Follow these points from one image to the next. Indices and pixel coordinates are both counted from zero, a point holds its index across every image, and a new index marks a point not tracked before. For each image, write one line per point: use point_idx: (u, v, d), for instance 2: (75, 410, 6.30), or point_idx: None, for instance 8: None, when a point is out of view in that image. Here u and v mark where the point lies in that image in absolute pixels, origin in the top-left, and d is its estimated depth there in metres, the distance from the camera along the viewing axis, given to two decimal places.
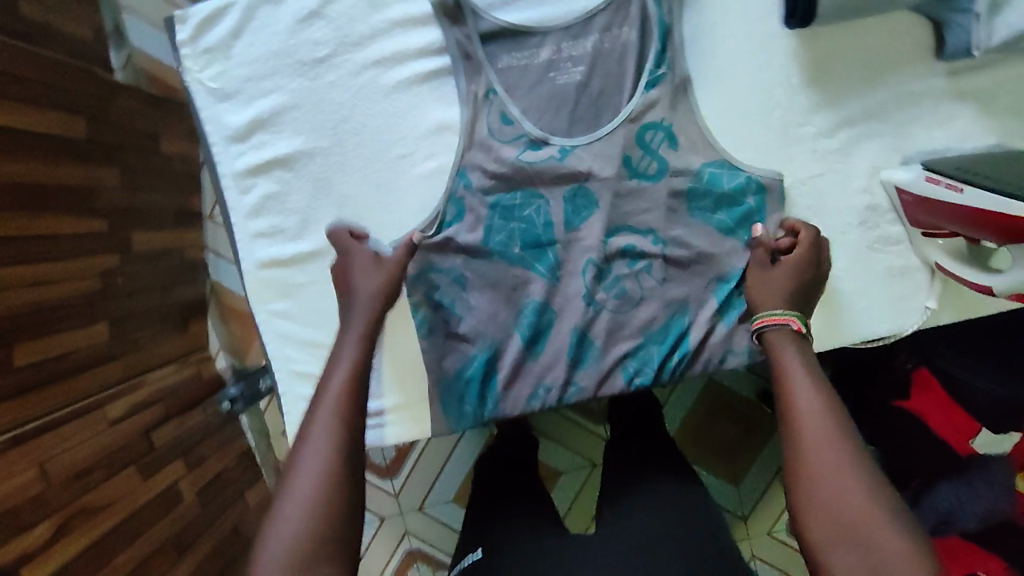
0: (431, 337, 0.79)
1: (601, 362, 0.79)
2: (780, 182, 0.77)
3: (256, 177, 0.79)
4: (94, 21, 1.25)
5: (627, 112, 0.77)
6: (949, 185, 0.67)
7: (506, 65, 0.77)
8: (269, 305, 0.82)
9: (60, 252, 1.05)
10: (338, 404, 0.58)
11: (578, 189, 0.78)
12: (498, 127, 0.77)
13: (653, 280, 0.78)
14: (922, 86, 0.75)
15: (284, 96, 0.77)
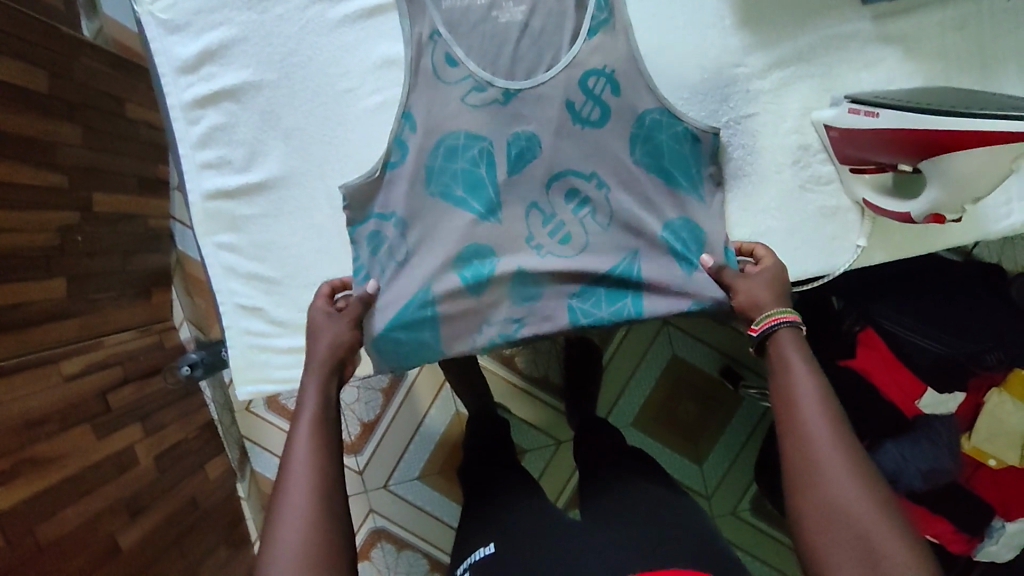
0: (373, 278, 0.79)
1: (547, 303, 0.80)
2: (714, 134, 0.79)
3: (205, 109, 0.80)
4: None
5: (570, 56, 0.78)
6: (867, 113, 0.71)
7: (450, 6, 0.79)
8: (215, 237, 0.83)
9: (17, 200, 1.05)
10: (313, 457, 0.63)
11: (521, 134, 0.79)
12: (442, 67, 0.78)
13: (598, 223, 0.80)
14: (849, 29, 0.79)
15: (233, 28, 0.79)
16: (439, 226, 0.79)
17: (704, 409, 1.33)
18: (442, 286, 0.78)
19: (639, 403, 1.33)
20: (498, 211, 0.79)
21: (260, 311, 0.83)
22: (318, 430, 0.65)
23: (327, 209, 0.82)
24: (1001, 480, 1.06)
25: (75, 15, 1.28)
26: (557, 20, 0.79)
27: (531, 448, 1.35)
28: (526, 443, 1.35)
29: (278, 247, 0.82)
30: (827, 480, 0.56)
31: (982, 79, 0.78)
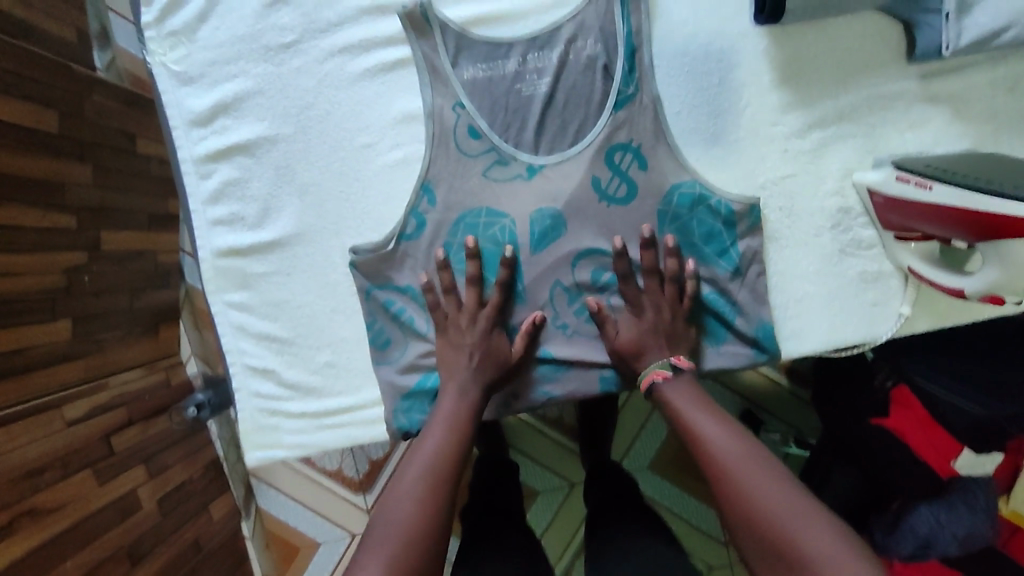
0: (388, 350, 0.77)
1: (572, 375, 0.78)
2: (758, 204, 0.76)
3: (218, 163, 0.77)
4: (79, 21, 1.24)
5: (597, 129, 0.76)
6: (919, 183, 0.67)
7: (472, 75, 0.76)
8: (225, 296, 0.79)
9: (24, 243, 1.03)
10: (433, 462, 0.61)
11: (546, 212, 0.76)
12: (465, 140, 0.76)
13: (619, 302, 0.76)
14: (894, 88, 0.75)
15: (249, 81, 0.76)
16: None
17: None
18: None
19: (655, 446, 1.24)
20: (523, 290, 0.77)
21: (271, 373, 0.80)
22: (451, 434, 0.65)
23: (343, 267, 0.78)
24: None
25: (88, 48, 1.26)
26: (584, 92, 0.76)
27: (544, 489, 1.27)
28: (538, 484, 1.28)
29: (291, 305, 0.79)
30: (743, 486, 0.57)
31: None
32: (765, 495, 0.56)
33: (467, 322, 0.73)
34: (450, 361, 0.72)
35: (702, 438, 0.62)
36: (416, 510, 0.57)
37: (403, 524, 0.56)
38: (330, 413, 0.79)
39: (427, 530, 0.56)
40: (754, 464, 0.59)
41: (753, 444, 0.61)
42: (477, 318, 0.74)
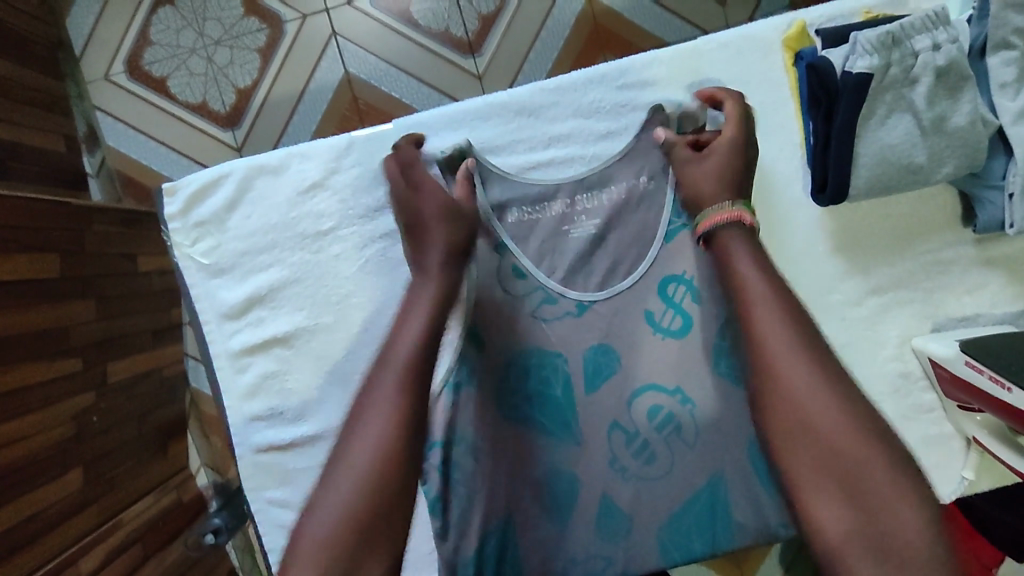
0: (443, 516, 0.74)
1: (632, 533, 0.75)
2: None
3: (253, 356, 0.73)
4: (66, 126, 1.01)
5: (645, 265, 0.73)
6: (995, 380, 0.64)
7: (518, 217, 0.72)
8: (265, 493, 0.74)
9: (32, 402, 0.83)
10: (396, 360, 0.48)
11: (598, 348, 0.74)
12: (509, 281, 0.72)
13: (677, 442, 0.74)
14: (951, 254, 0.73)
15: (284, 270, 0.72)
16: (518, 466, 0.74)
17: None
18: (522, 519, 0.75)
19: None
20: (577, 435, 0.74)
21: None
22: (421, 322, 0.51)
23: None
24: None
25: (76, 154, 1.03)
26: (635, 230, 0.73)
27: None
28: None
29: None
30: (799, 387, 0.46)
31: None
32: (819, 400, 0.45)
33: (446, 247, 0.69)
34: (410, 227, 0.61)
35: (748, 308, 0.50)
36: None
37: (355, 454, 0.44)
38: None
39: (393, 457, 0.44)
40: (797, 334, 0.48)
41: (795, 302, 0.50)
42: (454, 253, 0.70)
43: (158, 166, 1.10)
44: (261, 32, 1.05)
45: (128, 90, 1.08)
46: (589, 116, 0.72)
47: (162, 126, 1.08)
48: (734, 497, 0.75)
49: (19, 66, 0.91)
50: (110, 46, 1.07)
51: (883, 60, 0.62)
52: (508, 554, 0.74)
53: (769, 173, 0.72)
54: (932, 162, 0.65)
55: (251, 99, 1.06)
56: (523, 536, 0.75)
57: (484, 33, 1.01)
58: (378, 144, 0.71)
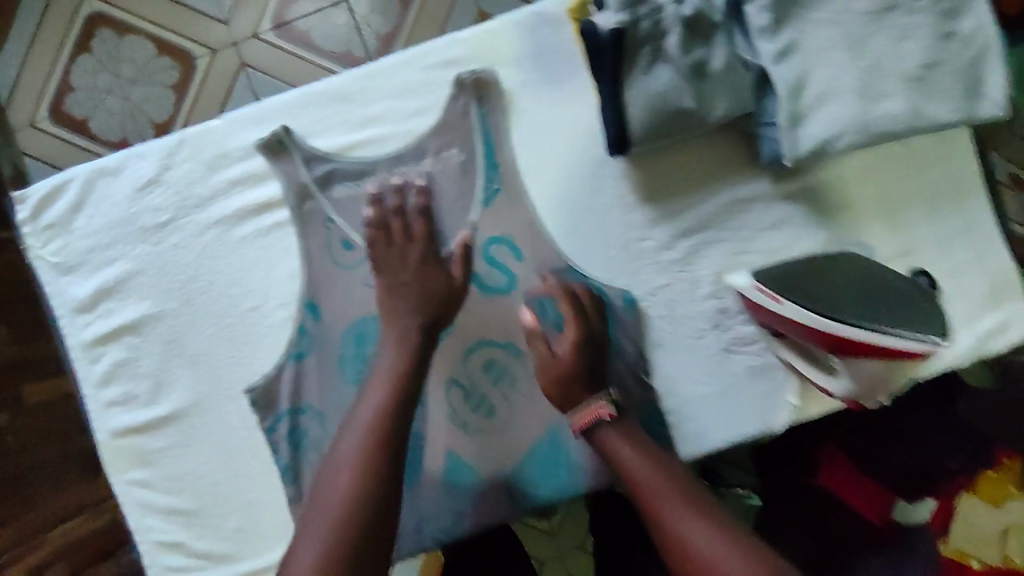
0: (296, 484, 0.77)
1: (479, 487, 0.79)
2: (626, 291, 0.79)
3: (106, 346, 0.78)
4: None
5: (467, 229, 0.78)
6: (771, 296, 0.72)
7: (341, 194, 0.77)
8: (127, 474, 0.79)
9: None
10: (356, 445, 0.64)
11: None
12: (339, 254, 0.77)
13: (514, 392, 0.79)
14: (751, 193, 0.78)
15: (128, 263, 0.77)
16: None
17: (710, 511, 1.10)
18: None
19: None
20: (419, 395, 0.79)
21: (181, 546, 0.79)
22: (378, 407, 0.67)
23: (241, 430, 0.78)
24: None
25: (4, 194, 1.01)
26: (452, 196, 0.78)
27: None
28: None
29: (193, 477, 0.78)
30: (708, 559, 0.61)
31: (889, 222, 0.78)
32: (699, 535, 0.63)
33: (400, 253, 0.74)
34: (388, 300, 0.73)
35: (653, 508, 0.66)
36: (351, 487, 0.62)
37: (340, 498, 0.61)
38: None
39: (357, 513, 0.61)
40: (687, 505, 0.65)
41: (674, 477, 0.68)
42: (409, 251, 0.74)
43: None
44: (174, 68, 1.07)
45: (53, 135, 1.08)
46: (400, 97, 0.77)
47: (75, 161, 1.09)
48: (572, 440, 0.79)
49: None
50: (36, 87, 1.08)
51: (632, 17, 0.67)
52: None
53: (572, 132, 0.78)
54: (703, 104, 0.70)
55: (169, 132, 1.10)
56: None
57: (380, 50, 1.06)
58: (206, 139, 0.77)
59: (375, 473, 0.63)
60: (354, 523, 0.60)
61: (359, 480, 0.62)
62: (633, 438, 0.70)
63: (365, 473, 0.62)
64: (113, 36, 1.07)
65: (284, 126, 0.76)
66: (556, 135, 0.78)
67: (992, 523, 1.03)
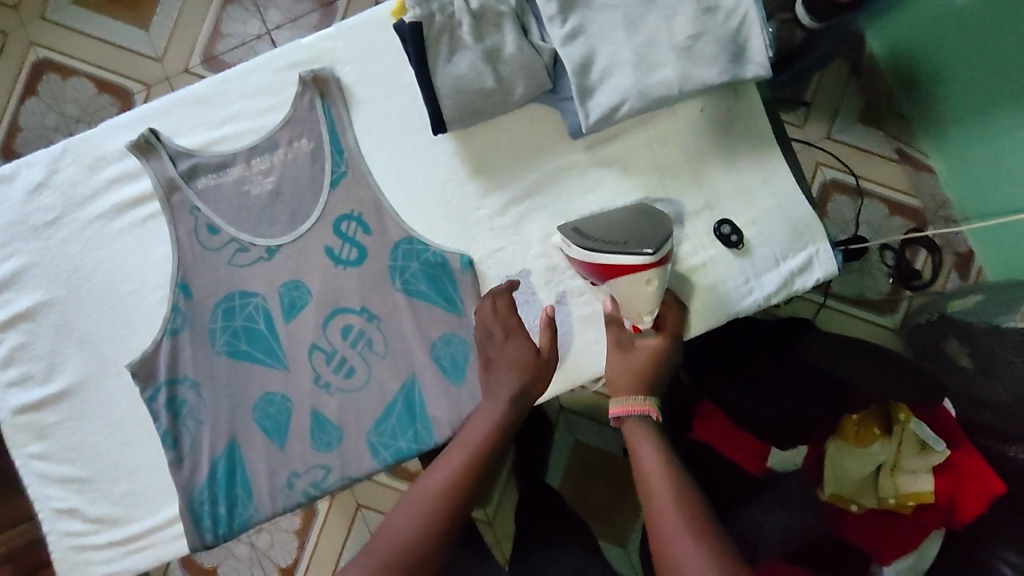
0: (176, 447, 0.85)
1: (343, 442, 0.87)
2: (464, 254, 0.87)
3: (6, 332, 0.87)
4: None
5: (318, 208, 0.88)
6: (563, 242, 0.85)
7: (204, 184, 0.88)
8: (26, 448, 0.87)
9: None
10: (437, 486, 0.71)
11: (291, 283, 0.88)
12: (207, 238, 0.87)
13: (371, 353, 0.88)
14: (567, 161, 0.88)
15: (23, 257, 0.88)
16: (237, 394, 0.87)
17: (613, 488, 1.22)
18: (247, 441, 0.86)
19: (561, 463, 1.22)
20: (285, 360, 0.87)
21: (77, 512, 0.86)
22: (463, 451, 0.74)
23: (126, 402, 0.87)
24: (873, 526, 1.06)
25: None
26: (304, 181, 0.88)
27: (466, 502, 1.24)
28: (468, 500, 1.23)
29: (85, 447, 0.87)
30: (681, 557, 0.63)
31: (693, 180, 0.88)
32: (680, 542, 0.64)
33: (490, 333, 0.82)
34: (488, 374, 0.81)
35: (664, 535, 0.66)
36: (412, 527, 0.68)
37: (406, 526, 0.68)
38: (135, 538, 0.86)
39: (417, 543, 0.67)
40: (695, 536, 0.64)
41: (695, 511, 0.67)
42: (494, 329, 0.82)
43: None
44: (113, 105, 1.26)
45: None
46: (252, 97, 0.88)
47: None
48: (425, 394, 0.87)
49: None
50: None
51: (426, 11, 0.78)
52: (237, 474, 0.86)
53: (407, 119, 0.88)
54: (502, 85, 0.81)
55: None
56: (250, 457, 0.86)
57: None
58: (86, 146, 0.88)
59: (442, 515, 0.69)
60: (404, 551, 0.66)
61: (420, 510, 0.69)
62: (660, 441, 0.76)
63: (430, 512, 0.69)
64: (57, 79, 1.25)
65: (152, 129, 0.87)
66: (393, 123, 0.88)
67: (862, 465, 1.05)
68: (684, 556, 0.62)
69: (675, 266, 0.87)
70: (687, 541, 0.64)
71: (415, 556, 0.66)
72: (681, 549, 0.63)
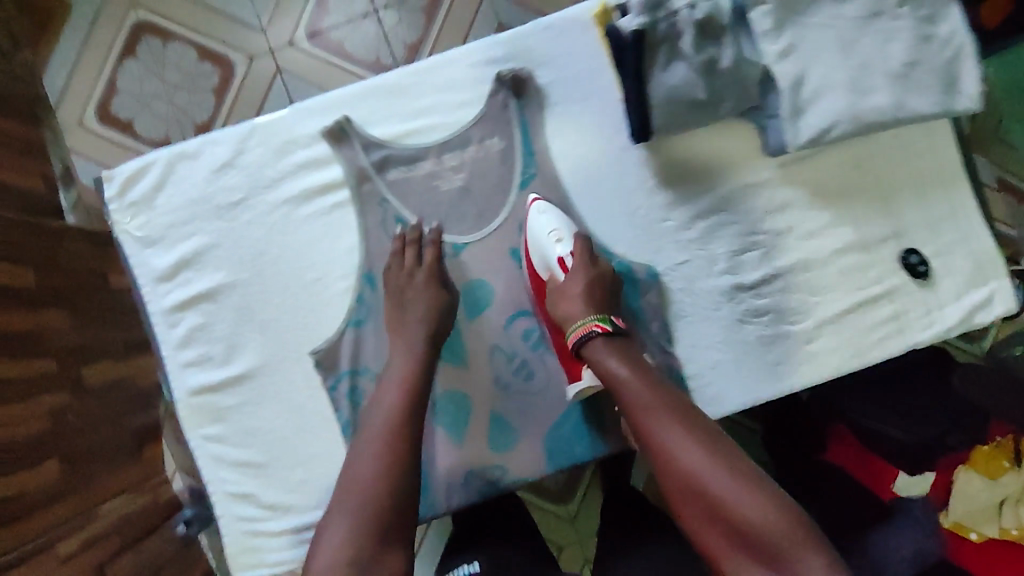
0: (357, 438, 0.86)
1: (520, 443, 0.88)
2: (649, 266, 0.88)
3: (184, 312, 0.87)
4: (43, 167, 1.10)
5: (506, 209, 0.88)
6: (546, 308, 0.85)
7: (395, 177, 0.87)
8: (202, 430, 0.87)
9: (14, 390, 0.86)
10: (387, 425, 0.72)
11: (475, 282, 0.88)
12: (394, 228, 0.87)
13: (551, 359, 0.88)
14: (759, 178, 0.87)
15: (205, 237, 0.86)
16: None
17: None
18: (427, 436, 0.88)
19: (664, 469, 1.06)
20: (466, 359, 0.88)
21: (251, 496, 0.87)
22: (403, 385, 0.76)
23: (306, 389, 0.87)
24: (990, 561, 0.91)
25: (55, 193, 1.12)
26: (494, 180, 0.87)
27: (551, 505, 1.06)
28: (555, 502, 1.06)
29: (263, 431, 0.87)
30: (699, 477, 0.65)
31: (882, 208, 0.88)
32: (699, 466, 0.65)
33: (409, 280, 0.83)
34: (395, 320, 0.82)
35: (661, 451, 0.67)
36: (377, 470, 0.69)
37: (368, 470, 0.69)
38: (310, 526, 0.86)
39: (387, 484, 0.68)
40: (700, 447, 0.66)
41: (679, 412, 0.70)
42: (414, 275, 0.84)
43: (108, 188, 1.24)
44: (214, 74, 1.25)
45: (103, 133, 1.25)
46: (446, 90, 0.87)
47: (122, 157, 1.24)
48: (601, 403, 0.89)
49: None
50: (81, 95, 1.24)
51: (650, 19, 0.76)
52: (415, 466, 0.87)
53: (600, 125, 0.87)
54: (714, 99, 0.79)
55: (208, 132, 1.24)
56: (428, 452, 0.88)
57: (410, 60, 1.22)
58: (276, 128, 0.86)
59: (398, 454, 0.70)
60: (391, 495, 0.67)
61: (378, 453, 0.70)
62: (621, 351, 0.75)
63: (386, 453, 0.70)
64: (156, 41, 1.23)
65: (346, 116, 0.86)
66: (586, 127, 0.87)
67: (990, 496, 0.91)
68: (714, 487, 0.63)
69: (857, 292, 0.88)
70: (703, 462, 0.65)
71: (388, 510, 0.67)
72: (702, 475, 0.65)
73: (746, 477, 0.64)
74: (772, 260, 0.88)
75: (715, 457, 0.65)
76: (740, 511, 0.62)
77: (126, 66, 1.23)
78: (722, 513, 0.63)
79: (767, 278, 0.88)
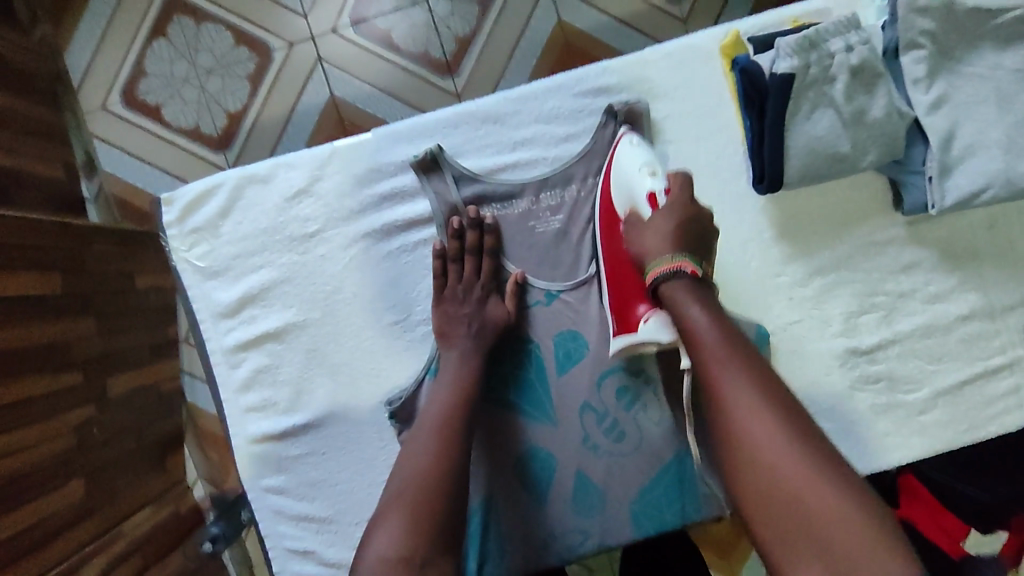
0: None
1: (606, 508, 0.81)
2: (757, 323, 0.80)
3: (248, 352, 0.79)
4: (65, 154, 0.97)
5: None
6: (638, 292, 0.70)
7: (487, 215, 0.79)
8: (262, 480, 0.80)
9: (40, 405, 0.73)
10: (437, 423, 0.67)
11: (567, 333, 0.80)
12: None
13: (645, 420, 0.81)
14: (884, 236, 0.80)
15: (273, 271, 0.78)
16: (500, 447, 0.80)
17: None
18: (505, 497, 0.80)
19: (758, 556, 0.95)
20: (552, 415, 0.80)
21: (312, 554, 0.80)
22: (455, 385, 0.71)
23: (377, 440, 0.79)
24: None
25: (76, 182, 0.99)
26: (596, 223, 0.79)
27: None
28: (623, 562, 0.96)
29: (328, 484, 0.79)
30: (784, 470, 0.52)
31: (1012, 274, 0.81)
32: (787, 457, 0.52)
33: (464, 291, 0.76)
34: (446, 329, 0.75)
35: (737, 426, 0.55)
36: (428, 468, 0.63)
37: (417, 468, 0.63)
38: None
39: (440, 484, 0.62)
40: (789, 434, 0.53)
41: (768, 386, 0.56)
42: (473, 288, 0.76)
43: (145, 185, 1.10)
44: (250, 61, 1.08)
45: (124, 119, 1.09)
46: (549, 121, 0.79)
47: (150, 147, 1.09)
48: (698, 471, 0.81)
49: (25, 98, 0.90)
50: (106, 74, 1.09)
51: (803, 61, 0.69)
52: (491, 527, 0.80)
53: (716, 169, 0.79)
54: (856, 150, 0.72)
55: (241, 122, 1.08)
56: (505, 513, 0.80)
57: (460, 57, 1.07)
58: (359, 152, 0.78)
59: (449, 455, 0.65)
60: (442, 496, 0.62)
61: (429, 450, 0.65)
62: (706, 300, 0.60)
63: (437, 451, 0.64)
64: (189, 23, 1.08)
65: (438, 145, 0.78)
66: (699, 170, 0.79)
67: None
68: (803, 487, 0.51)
69: (976, 364, 0.81)
70: (793, 455, 0.52)
71: (437, 513, 0.61)
72: (792, 471, 0.52)
73: (839, 482, 0.52)
74: (891, 324, 0.81)
75: (799, 448, 0.53)
76: (833, 525, 0.50)
77: (154, 45, 1.08)
78: (807, 521, 0.50)
79: (885, 343, 0.81)
